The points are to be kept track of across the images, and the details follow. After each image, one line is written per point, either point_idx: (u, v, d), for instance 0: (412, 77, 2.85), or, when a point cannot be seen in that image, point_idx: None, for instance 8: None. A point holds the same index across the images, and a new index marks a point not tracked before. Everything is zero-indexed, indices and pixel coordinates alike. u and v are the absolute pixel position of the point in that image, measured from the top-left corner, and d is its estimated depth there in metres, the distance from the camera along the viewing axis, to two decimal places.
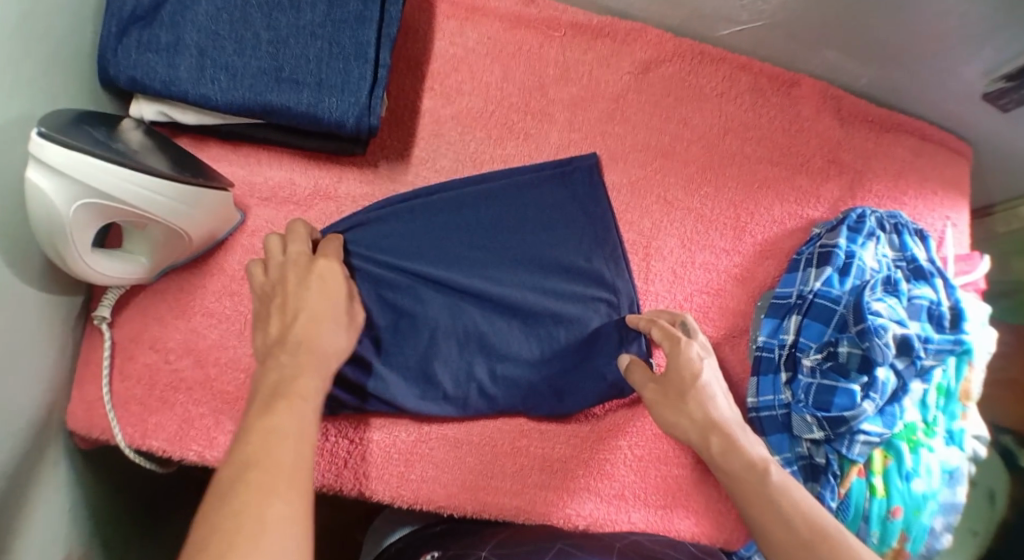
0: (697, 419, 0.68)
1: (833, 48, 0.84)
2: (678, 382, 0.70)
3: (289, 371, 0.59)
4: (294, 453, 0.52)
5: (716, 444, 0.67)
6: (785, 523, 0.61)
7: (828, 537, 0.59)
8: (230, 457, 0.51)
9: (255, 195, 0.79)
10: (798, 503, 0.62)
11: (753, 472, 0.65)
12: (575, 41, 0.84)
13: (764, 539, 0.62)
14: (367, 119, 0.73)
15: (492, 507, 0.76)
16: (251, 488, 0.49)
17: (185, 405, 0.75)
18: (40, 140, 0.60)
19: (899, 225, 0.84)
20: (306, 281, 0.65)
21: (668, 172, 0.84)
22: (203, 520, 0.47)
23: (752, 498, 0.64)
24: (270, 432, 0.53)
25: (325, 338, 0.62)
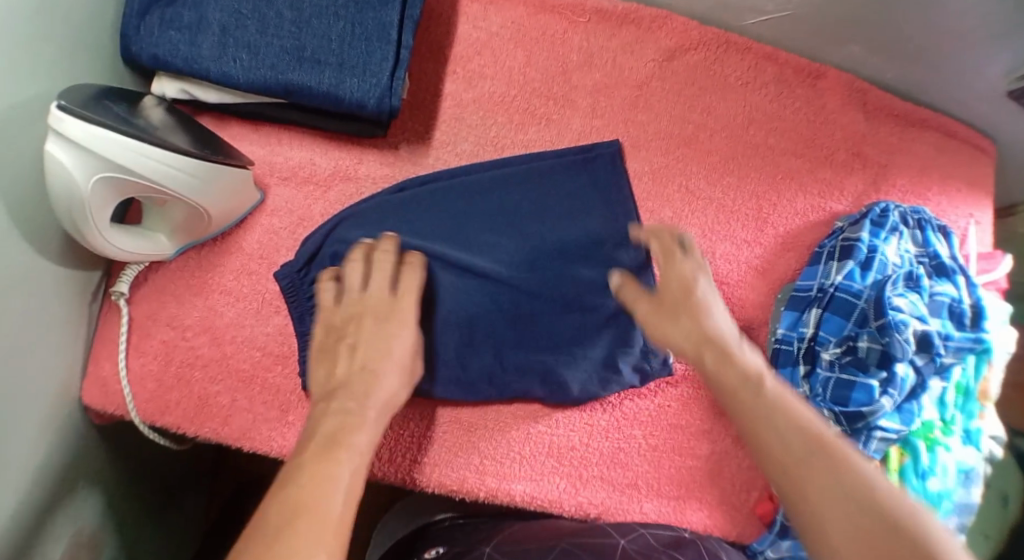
0: (690, 334, 0.67)
1: (860, 40, 0.82)
2: (675, 301, 0.69)
3: (348, 421, 0.63)
4: (340, 501, 0.55)
5: (710, 354, 0.65)
6: (777, 433, 0.58)
7: (822, 447, 0.55)
8: (278, 497, 0.54)
9: (276, 175, 0.79)
10: (795, 412, 0.58)
11: (746, 383, 0.61)
12: (599, 28, 0.83)
13: (755, 449, 0.59)
14: (389, 100, 0.73)
15: (503, 494, 0.76)
16: (294, 532, 0.51)
17: (200, 383, 0.75)
18: (59, 113, 0.60)
19: (923, 221, 0.83)
20: (379, 330, 0.69)
21: (690, 161, 0.83)
22: (243, 553, 0.50)
23: (743, 410, 0.61)
24: (319, 478, 0.56)
25: (385, 388, 0.67)
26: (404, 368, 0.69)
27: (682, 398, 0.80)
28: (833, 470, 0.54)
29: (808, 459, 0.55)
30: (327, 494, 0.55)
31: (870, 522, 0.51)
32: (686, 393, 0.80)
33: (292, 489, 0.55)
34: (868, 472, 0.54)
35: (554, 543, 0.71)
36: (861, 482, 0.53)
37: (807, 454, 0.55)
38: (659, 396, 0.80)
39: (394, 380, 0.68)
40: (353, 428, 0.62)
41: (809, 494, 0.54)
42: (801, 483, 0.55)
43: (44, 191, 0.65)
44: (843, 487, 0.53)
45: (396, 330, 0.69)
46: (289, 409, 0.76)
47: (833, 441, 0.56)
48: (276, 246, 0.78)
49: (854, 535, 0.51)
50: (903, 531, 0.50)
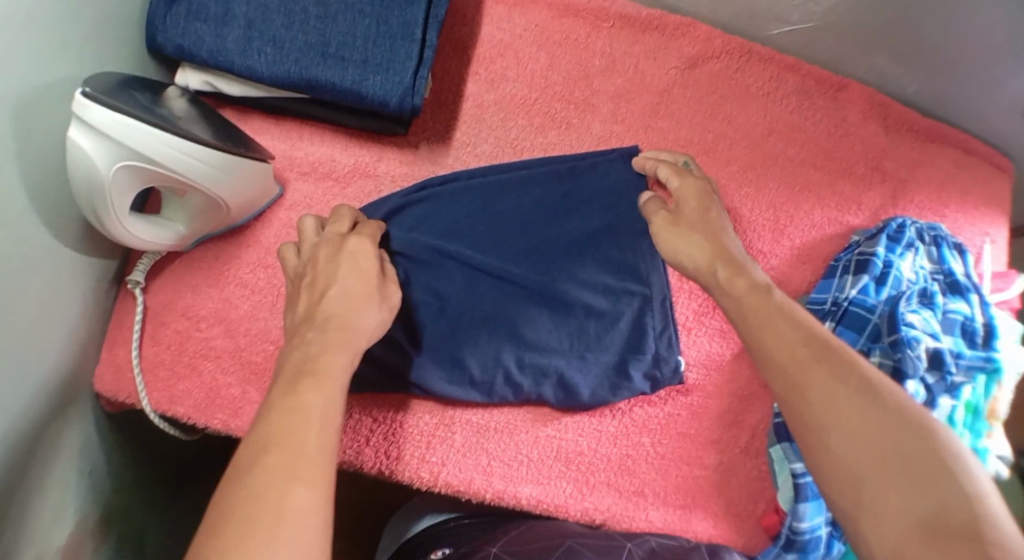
0: (705, 247, 0.66)
1: (883, 54, 0.82)
2: (693, 209, 0.70)
3: (314, 348, 0.58)
4: (316, 431, 0.52)
5: (722, 252, 0.66)
6: (785, 339, 0.58)
7: (825, 347, 0.57)
8: (256, 437, 0.51)
9: (295, 170, 0.79)
10: (796, 317, 0.60)
11: (756, 290, 0.62)
12: (623, 33, 0.83)
13: (759, 350, 0.59)
14: (411, 99, 0.73)
15: (509, 496, 0.76)
16: (271, 471, 0.48)
17: (212, 374, 0.76)
18: (83, 100, 0.60)
19: (939, 237, 0.83)
20: (336, 263, 0.65)
21: (709, 170, 0.83)
22: (222, 500, 0.47)
23: (751, 317, 0.61)
24: (289, 413, 0.52)
25: (356, 318, 0.62)
26: (370, 290, 0.64)
27: (691, 407, 0.80)
28: (837, 367, 0.55)
29: (815, 360, 0.56)
30: (302, 425, 0.52)
31: (875, 413, 0.52)
32: (696, 402, 0.80)
33: (264, 426, 0.52)
34: (867, 369, 0.56)
35: (559, 543, 0.72)
36: (863, 376, 0.55)
37: (813, 356, 0.56)
38: (670, 404, 0.80)
39: (362, 304, 0.63)
40: (329, 349, 0.58)
41: (816, 389, 0.54)
42: (808, 382, 0.55)
43: (67, 177, 0.66)
44: (849, 381, 0.54)
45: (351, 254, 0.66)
46: None
47: (833, 342, 0.57)
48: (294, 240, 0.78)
49: (861, 423, 0.52)
50: (904, 416, 0.52)
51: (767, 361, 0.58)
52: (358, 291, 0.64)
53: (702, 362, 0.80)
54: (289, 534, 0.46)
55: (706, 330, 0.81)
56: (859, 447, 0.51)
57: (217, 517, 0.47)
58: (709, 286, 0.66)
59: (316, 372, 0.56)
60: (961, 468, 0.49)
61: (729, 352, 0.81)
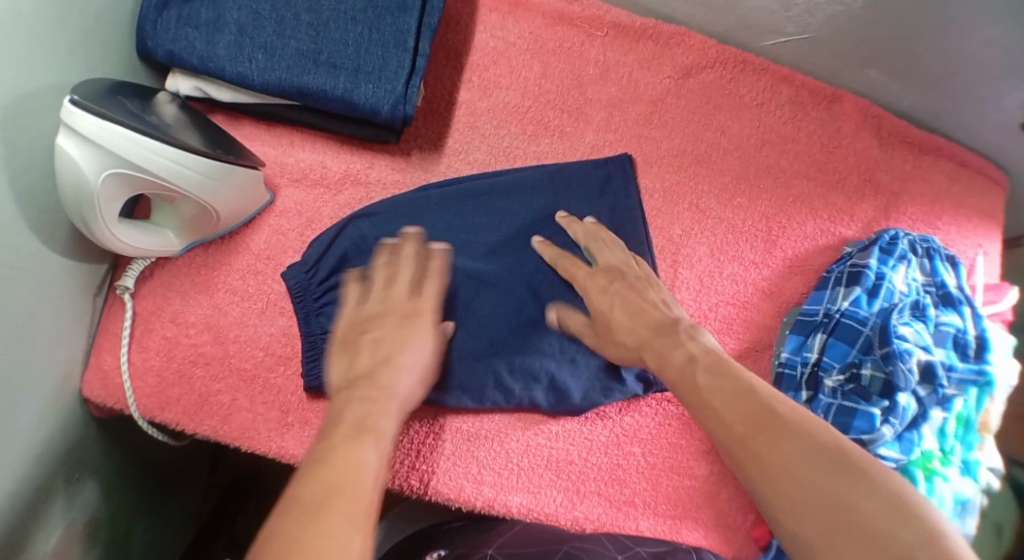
0: (628, 341, 0.70)
1: (878, 65, 0.82)
2: (596, 301, 0.73)
3: (374, 409, 0.62)
4: (372, 483, 0.55)
5: (653, 333, 0.69)
6: (723, 407, 0.60)
7: (765, 408, 0.59)
8: (310, 480, 0.53)
9: (286, 176, 0.79)
10: (736, 378, 0.62)
11: (683, 366, 0.65)
12: (616, 42, 0.83)
13: (707, 420, 0.62)
14: (403, 107, 0.72)
15: (499, 505, 0.75)
16: (330, 518, 0.50)
17: (202, 381, 0.75)
18: (71, 107, 0.60)
19: (932, 250, 0.82)
20: (400, 329, 0.68)
21: (702, 180, 0.83)
22: (277, 535, 0.49)
23: (691, 389, 0.63)
24: (351, 460, 0.56)
25: (403, 389, 0.66)
26: (417, 369, 0.68)
27: (682, 416, 0.80)
28: (778, 427, 0.57)
29: (755, 425, 0.58)
30: (362, 473, 0.55)
31: (817, 467, 0.54)
32: (686, 412, 0.80)
33: (324, 470, 0.54)
34: (801, 423, 0.57)
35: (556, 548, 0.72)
36: (803, 431, 0.57)
37: (755, 420, 0.58)
38: (660, 414, 0.80)
39: (404, 380, 0.66)
40: (382, 413, 0.62)
41: (757, 458, 0.57)
42: (751, 449, 0.57)
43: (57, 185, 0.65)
44: (791, 439, 0.56)
45: (409, 325, 0.69)
46: (288, 413, 0.75)
47: (772, 402, 0.60)
48: (285, 247, 0.77)
49: (801, 483, 0.54)
50: (844, 464, 0.54)
51: (717, 432, 0.60)
52: (406, 369, 0.66)
53: None
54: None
55: None
56: (804, 510, 0.53)
57: (281, 555, 0.47)
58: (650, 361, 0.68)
59: (376, 429, 0.60)
60: (905, 507, 0.51)
61: None
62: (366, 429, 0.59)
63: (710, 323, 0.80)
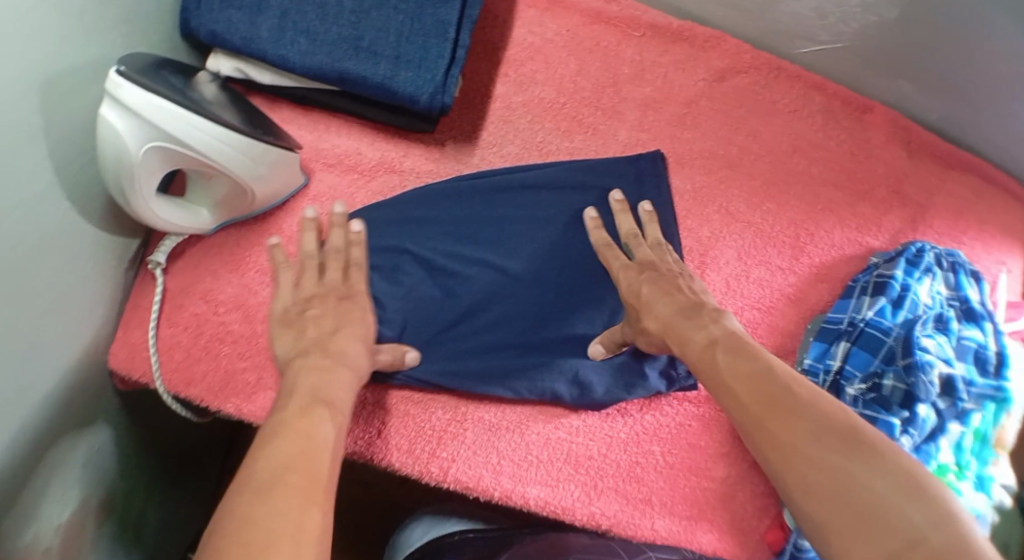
0: (659, 326, 0.69)
1: (909, 77, 0.83)
2: (632, 292, 0.71)
3: (324, 374, 0.64)
4: (327, 458, 0.57)
5: (677, 315, 0.68)
6: (743, 386, 0.61)
7: (780, 387, 0.60)
8: (267, 458, 0.55)
9: (321, 161, 0.79)
10: (754, 359, 0.63)
11: (705, 347, 0.65)
12: (652, 43, 0.84)
13: (724, 398, 0.63)
14: (440, 97, 0.72)
15: (516, 496, 0.75)
16: (287, 493, 0.52)
17: (228, 359, 0.75)
18: (118, 78, 0.60)
19: (957, 264, 0.83)
20: (345, 307, 0.71)
21: (732, 184, 0.83)
22: (234, 511, 0.50)
23: (709, 367, 0.64)
24: (308, 442, 0.57)
25: (354, 358, 0.68)
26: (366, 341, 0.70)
27: (703, 418, 0.80)
28: (790, 405, 0.59)
29: (767, 403, 0.60)
30: (318, 453, 0.57)
31: (825, 442, 0.55)
32: (707, 414, 0.80)
33: (280, 443, 0.57)
34: (817, 403, 0.58)
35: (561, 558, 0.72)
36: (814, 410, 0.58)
37: (767, 399, 0.60)
38: (681, 415, 0.80)
39: (354, 348, 0.68)
40: (334, 380, 0.64)
41: (774, 434, 0.58)
42: (767, 426, 0.58)
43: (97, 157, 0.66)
44: (801, 417, 0.57)
45: (353, 304, 0.72)
46: None
47: (787, 381, 0.61)
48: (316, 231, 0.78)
49: (815, 458, 0.55)
50: (853, 441, 0.55)
51: (731, 410, 0.62)
52: (355, 340, 0.69)
53: None
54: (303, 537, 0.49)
55: None
56: (816, 483, 0.54)
57: (234, 530, 0.48)
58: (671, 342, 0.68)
59: (332, 399, 0.63)
60: (913, 480, 0.51)
61: None
62: (324, 399, 0.62)
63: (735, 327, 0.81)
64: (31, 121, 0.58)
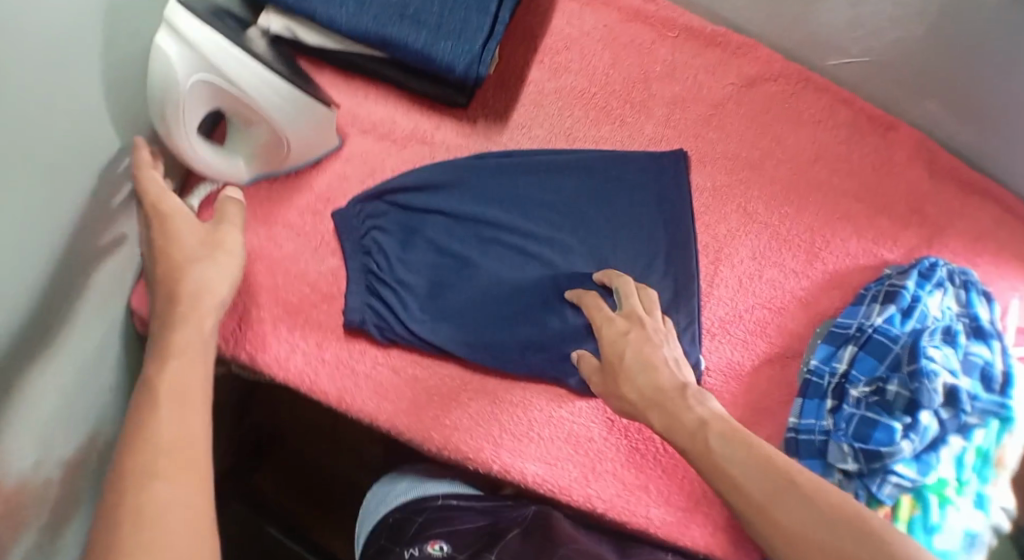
0: (641, 394, 0.68)
1: (934, 96, 0.86)
2: (613, 358, 0.70)
3: (174, 322, 0.62)
4: (199, 404, 0.57)
5: (658, 389, 0.68)
6: (743, 473, 0.61)
7: (782, 477, 0.59)
8: (139, 387, 0.58)
9: (357, 126, 0.82)
10: (752, 447, 0.62)
11: (698, 429, 0.64)
12: (685, 44, 0.87)
13: (725, 480, 0.61)
14: (476, 68, 0.75)
15: (515, 471, 0.75)
16: (133, 462, 0.52)
17: (246, 305, 0.77)
18: (178, 9, 0.63)
19: (968, 282, 0.83)
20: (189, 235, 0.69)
21: (752, 185, 0.85)
22: (113, 493, 0.50)
23: (704, 451, 0.63)
24: (153, 392, 0.56)
25: (197, 283, 0.65)
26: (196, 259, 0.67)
27: None
28: (791, 497, 0.58)
29: (774, 490, 0.59)
30: (169, 409, 0.55)
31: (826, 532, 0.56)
32: None
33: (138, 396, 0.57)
34: (817, 488, 0.59)
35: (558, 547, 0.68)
36: (820, 502, 0.57)
37: (771, 488, 0.59)
38: None
39: (197, 270, 0.66)
40: (180, 326, 0.62)
41: (775, 522, 0.58)
42: (766, 514, 0.58)
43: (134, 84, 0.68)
44: (805, 504, 0.58)
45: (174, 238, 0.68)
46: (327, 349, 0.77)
47: (789, 470, 0.60)
48: (345, 192, 0.81)
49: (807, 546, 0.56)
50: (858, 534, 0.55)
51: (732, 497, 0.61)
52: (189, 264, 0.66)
53: (722, 368, 0.80)
54: (148, 520, 0.48)
55: (730, 339, 0.81)
56: None
57: (116, 490, 0.50)
58: (652, 414, 0.67)
59: (171, 344, 0.61)
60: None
61: (749, 362, 0.81)
62: (166, 347, 0.60)
63: (745, 324, 0.82)
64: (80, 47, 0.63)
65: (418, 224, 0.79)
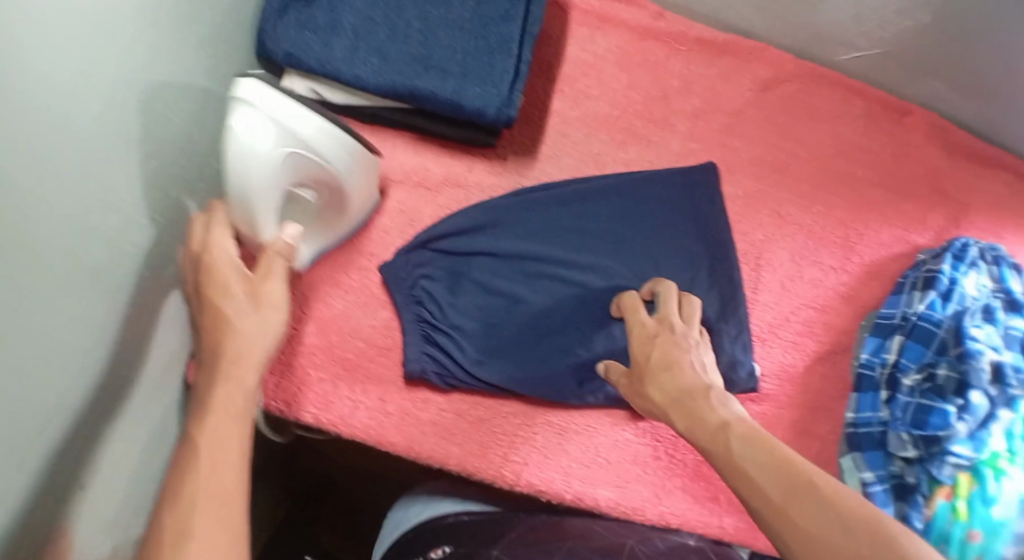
0: (662, 395, 0.65)
1: (947, 80, 0.87)
2: (640, 359, 0.68)
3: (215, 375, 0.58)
4: (231, 420, 0.56)
5: (681, 390, 0.64)
6: (755, 478, 0.53)
7: (801, 478, 0.52)
8: (182, 444, 0.55)
9: (390, 174, 0.82)
10: (767, 448, 0.55)
11: (716, 433, 0.58)
12: (699, 56, 0.87)
13: (737, 478, 0.55)
14: (507, 110, 0.75)
15: (588, 499, 0.76)
16: (167, 539, 0.48)
17: (303, 369, 0.77)
18: (247, 86, 0.60)
19: (999, 258, 0.85)
20: (223, 276, 0.61)
21: (781, 188, 0.86)
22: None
23: (720, 449, 0.57)
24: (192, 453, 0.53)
25: (237, 332, 0.59)
26: (230, 300, 0.60)
27: (764, 416, 0.80)
28: (811, 504, 0.50)
29: (792, 492, 0.51)
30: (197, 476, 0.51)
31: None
32: (769, 412, 0.81)
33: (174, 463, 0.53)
34: (843, 500, 0.49)
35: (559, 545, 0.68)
36: (833, 506, 0.49)
37: (789, 487, 0.51)
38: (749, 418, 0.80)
39: (236, 317, 0.60)
40: (226, 383, 0.57)
41: (791, 535, 0.49)
42: (782, 519, 0.50)
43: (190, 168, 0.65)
44: (827, 508, 0.49)
45: (212, 279, 0.61)
46: (391, 401, 0.77)
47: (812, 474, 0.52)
48: (386, 244, 0.81)
49: None
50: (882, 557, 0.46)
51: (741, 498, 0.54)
52: (224, 309, 0.60)
53: (776, 372, 0.82)
54: None
55: (779, 342, 0.82)
56: None
57: (163, 504, 0.50)
58: (669, 411, 0.64)
59: (212, 403, 0.56)
60: None
61: (802, 363, 0.83)
62: (204, 406, 0.56)
63: (793, 326, 0.83)
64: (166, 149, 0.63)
65: (464, 267, 0.80)
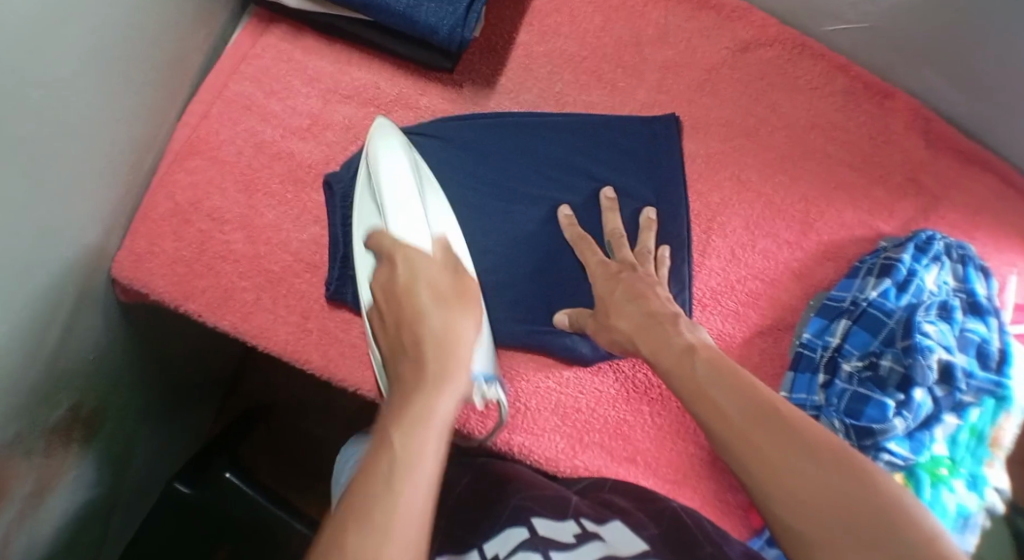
0: (627, 330, 0.64)
1: (933, 66, 0.82)
2: (607, 297, 0.68)
3: (402, 401, 0.50)
4: (434, 437, 0.48)
5: (648, 318, 0.64)
6: (721, 401, 0.53)
7: (764, 401, 0.51)
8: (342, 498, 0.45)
9: (340, 92, 0.82)
10: (733, 372, 0.54)
11: (683, 356, 0.58)
12: (678, 8, 0.85)
13: (704, 404, 0.53)
14: (461, 31, 0.73)
15: (499, 442, 0.74)
16: None
17: (229, 276, 0.76)
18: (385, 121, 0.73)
19: (966, 257, 0.80)
20: (418, 283, 0.57)
21: (746, 153, 0.83)
22: None
23: (690, 377, 0.56)
24: (382, 510, 0.43)
25: (457, 340, 0.54)
26: (450, 304, 0.56)
27: None
28: (772, 419, 0.50)
29: (756, 416, 0.50)
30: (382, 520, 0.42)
31: (816, 462, 0.47)
32: None
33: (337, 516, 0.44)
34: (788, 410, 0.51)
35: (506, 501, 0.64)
36: (799, 430, 0.49)
37: (755, 413, 0.51)
38: None
39: (448, 317, 0.55)
40: (415, 454, 0.46)
41: (751, 443, 0.49)
42: (743, 434, 0.50)
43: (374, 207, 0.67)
44: (788, 425, 0.49)
45: (420, 282, 0.57)
46: (314, 317, 0.76)
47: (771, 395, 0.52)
48: (327, 157, 0.80)
49: (801, 479, 0.47)
50: (834, 461, 0.47)
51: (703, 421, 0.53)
52: (440, 312, 0.55)
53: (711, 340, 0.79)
54: None
55: (720, 310, 0.80)
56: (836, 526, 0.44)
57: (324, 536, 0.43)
58: (642, 347, 0.62)
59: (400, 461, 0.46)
60: (896, 511, 0.44)
61: (740, 334, 0.79)
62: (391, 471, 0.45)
63: (736, 295, 0.80)
64: (89, 20, 0.62)
65: None
